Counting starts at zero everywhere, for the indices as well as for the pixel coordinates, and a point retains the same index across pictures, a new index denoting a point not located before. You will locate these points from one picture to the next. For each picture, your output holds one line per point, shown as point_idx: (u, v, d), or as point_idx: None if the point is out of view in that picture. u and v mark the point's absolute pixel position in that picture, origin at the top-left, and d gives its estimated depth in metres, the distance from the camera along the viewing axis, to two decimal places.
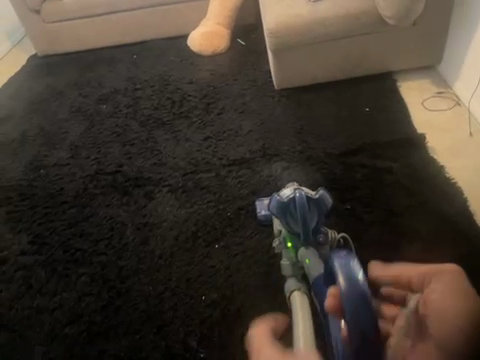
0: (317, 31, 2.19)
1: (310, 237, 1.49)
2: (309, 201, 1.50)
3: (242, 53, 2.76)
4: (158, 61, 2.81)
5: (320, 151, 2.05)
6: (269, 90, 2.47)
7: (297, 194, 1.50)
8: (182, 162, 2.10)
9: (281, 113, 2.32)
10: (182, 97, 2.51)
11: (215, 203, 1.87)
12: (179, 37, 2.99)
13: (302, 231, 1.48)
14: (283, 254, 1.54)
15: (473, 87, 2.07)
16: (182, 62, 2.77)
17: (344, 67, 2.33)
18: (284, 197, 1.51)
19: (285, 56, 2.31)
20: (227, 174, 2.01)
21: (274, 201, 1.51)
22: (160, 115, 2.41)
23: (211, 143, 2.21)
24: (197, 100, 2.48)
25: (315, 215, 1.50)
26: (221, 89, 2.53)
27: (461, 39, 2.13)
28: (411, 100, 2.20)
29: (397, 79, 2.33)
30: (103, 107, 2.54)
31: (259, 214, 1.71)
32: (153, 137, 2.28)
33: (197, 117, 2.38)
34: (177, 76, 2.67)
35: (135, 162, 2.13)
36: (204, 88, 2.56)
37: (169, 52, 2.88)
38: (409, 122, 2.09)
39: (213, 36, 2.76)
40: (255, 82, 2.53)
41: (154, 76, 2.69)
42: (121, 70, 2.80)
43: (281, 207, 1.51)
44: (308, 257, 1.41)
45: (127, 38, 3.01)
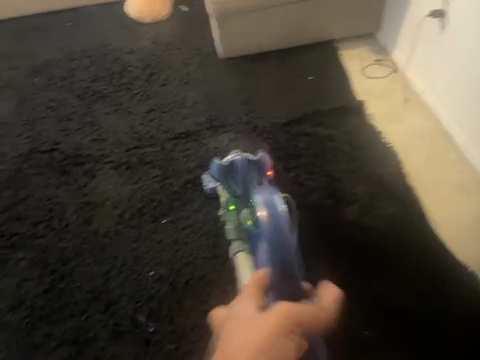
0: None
1: (251, 199, 1.52)
2: (248, 164, 1.58)
3: (184, 20, 2.64)
4: (94, 29, 2.62)
5: (265, 121, 2.05)
6: (213, 60, 2.40)
7: (237, 159, 1.59)
8: (125, 137, 2.02)
9: (226, 83, 2.28)
10: (122, 68, 2.38)
11: (161, 178, 1.83)
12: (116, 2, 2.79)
13: (242, 193, 1.55)
14: (227, 219, 1.55)
15: (408, 54, 2.14)
16: (121, 30, 2.60)
17: (288, 34, 2.31)
18: (225, 163, 1.62)
19: (228, 23, 2.24)
20: (172, 148, 1.96)
21: (216, 167, 1.63)
22: (99, 88, 2.28)
23: (155, 116, 2.13)
24: (139, 71, 2.36)
25: (255, 178, 1.56)
26: (164, 59, 2.43)
27: (398, 6, 2.18)
28: (353, 68, 2.25)
29: (339, 47, 2.35)
30: (35, 80, 2.35)
31: (206, 187, 1.74)
32: (92, 111, 2.16)
33: (139, 89, 2.27)
34: (115, 45, 2.51)
35: (74, 139, 2.02)
36: (146, 58, 2.44)
37: (107, 20, 2.69)
38: (350, 90, 2.14)
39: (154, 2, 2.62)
40: (199, 51, 2.45)
41: (91, 45, 2.52)
42: (53, 39, 2.58)
43: (222, 172, 1.62)
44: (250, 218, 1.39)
45: (57, 3, 2.76)
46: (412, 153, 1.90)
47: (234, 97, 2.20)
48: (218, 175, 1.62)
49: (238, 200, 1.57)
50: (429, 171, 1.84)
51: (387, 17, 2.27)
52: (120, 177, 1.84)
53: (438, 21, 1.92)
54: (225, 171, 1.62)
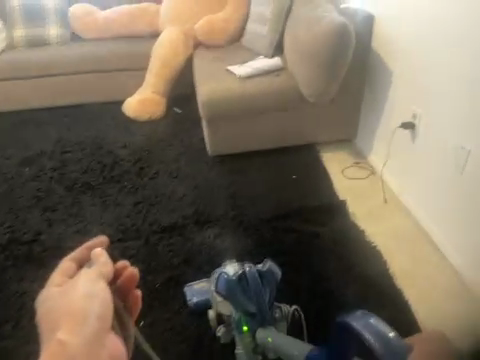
0: (247, 106, 2.36)
1: (264, 316, 1.47)
2: (259, 278, 1.43)
3: (177, 120, 2.82)
4: (91, 125, 2.76)
5: (252, 216, 2.08)
6: (203, 157, 2.52)
7: (245, 270, 1.42)
8: (110, 228, 2.01)
9: (215, 178, 2.36)
10: (114, 161, 2.46)
11: (143, 273, 1.79)
12: (114, 101, 2.98)
13: (257, 310, 1.45)
14: (238, 339, 1.49)
15: (385, 158, 2.30)
16: (117, 126, 2.75)
17: (274, 137, 2.50)
18: (236, 277, 1.40)
19: (219, 126, 2.44)
20: (157, 241, 1.94)
21: (224, 282, 1.40)
22: (88, 179, 2.32)
23: (142, 209, 2.14)
24: (130, 164, 2.44)
25: (266, 292, 1.45)
26: (155, 155, 2.53)
27: (371, 117, 2.41)
28: (333, 169, 2.39)
29: (320, 150, 2.53)
30: (26, 169, 2.39)
31: (190, 302, 1.64)
32: (79, 202, 2.16)
33: (128, 181, 2.32)
34: (110, 139, 2.64)
35: (56, 230, 1.99)
36: (139, 152, 2.54)
37: (103, 116, 2.84)
38: (332, 189, 2.24)
39: (148, 103, 2.78)
40: (189, 149, 2.57)
41: (87, 139, 2.64)
42: (50, 132, 2.70)
43: (232, 289, 1.39)
44: (270, 334, 1.45)
45: (59, 100, 2.93)
46: (397, 251, 1.92)
47: (221, 192, 2.25)
48: (227, 292, 1.40)
49: (249, 317, 1.47)
50: (415, 271, 1.83)
51: (363, 124, 2.49)
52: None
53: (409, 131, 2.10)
54: (235, 287, 1.40)
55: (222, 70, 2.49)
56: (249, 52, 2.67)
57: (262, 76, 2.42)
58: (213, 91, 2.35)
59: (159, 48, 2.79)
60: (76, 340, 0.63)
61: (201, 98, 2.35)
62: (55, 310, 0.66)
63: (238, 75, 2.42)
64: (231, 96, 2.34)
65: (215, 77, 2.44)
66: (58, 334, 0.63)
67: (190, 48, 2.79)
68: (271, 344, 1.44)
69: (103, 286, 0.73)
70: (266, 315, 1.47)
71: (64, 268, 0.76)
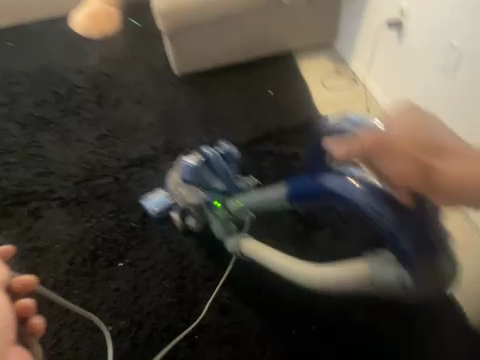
0: (213, 14, 2.04)
1: (233, 190, 1.60)
2: (222, 158, 1.64)
3: (135, 35, 2.46)
4: (36, 48, 2.40)
5: (227, 142, 1.94)
6: (168, 76, 2.26)
7: (208, 155, 1.58)
8: (73, 167, 1.86)
9: (184, 101, 2.15)
10: (70, 89, 2.19)
11: (116, 213, 1.72)
12: (58, 16, 2.56)
13: (226, 186, 1.59)
14: (213, 219, 1.58)
15: (368, 64, 2.09)
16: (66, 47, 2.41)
17: (246, 49, 2.23)
18: (199, 162, 1.56)
19: (183, 41, 2.13)
20: (127, 178, 1.82)
21: (189, 169, 1.54)
22: (42, 113, 2.08)
23: (106, 142, 1.97)
24: (88, 92, 2.19)
25: (230, 168, 1.62)
26: (115, 78, 2.25)
27: (353, 16, 2.12)
28: (312, 80, 2.19)
29: (298, 58, 2.28)
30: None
31: (152, 211, 1.68)
32: (36, 141, 1.97)
33: (88, 112, 2.10)
34: (60, 64, 2.32)
35: (16, 174, 1.84)
36: (95, 77, 2.26)
37: (49, 35, 2.46)
38: (311, 105, 2.08)
39: (101, 18, 2.46)
40: (152, 69, 2.30)
41: (33, 66, 2.31)
42: None
43: (198, 173, 1.55)
44: (241, 199, 1.54)
45: None
46: None
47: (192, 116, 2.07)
48: (194, 177, 1.55)
49: (220, 194, 1.57)
50: None
51: (343, 26, 2.21)
52: (70, 216, 1.72)
53: (397, 36, 1.89)
54: (201, 170, 1.56)
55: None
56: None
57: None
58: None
59: None
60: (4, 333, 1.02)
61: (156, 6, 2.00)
62: None
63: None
64: (191, 2, 2.00)
65: None
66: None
67: None
68: (245, 205, 1.52)
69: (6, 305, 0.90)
70: (234, 188, 1.60)
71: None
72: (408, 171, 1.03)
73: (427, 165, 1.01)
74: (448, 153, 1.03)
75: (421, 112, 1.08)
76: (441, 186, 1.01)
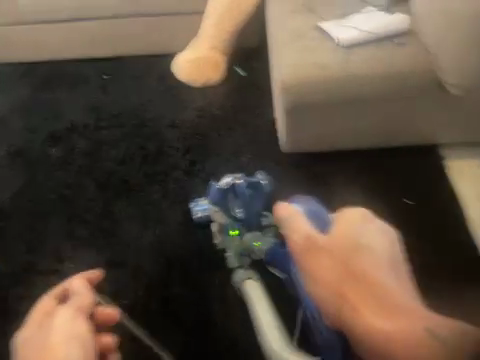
0: (362, 87, 1.49)
1: (253, 223, 1.50)
2: (250, 190, 1.53)
3: (237, 88, 2.26)
4: (134, 87, 2.34)
5: None
6: (265, 136, 1.97)
7: (239, 182, 1.52)
8: (147, 260, 1.57)
9: (288, 190, 1.72)
10: (159, 149, 1.93)
11: (191, 341, 1.40)
12: (156, 57, 2.52)
13: (246, 218, 1.49)
14: (227, 244, 1.51)
15: None
16: (164, 93, 2.26)
17: (383, 135, 1.64)
18: (227, 186, 1.52)
19: (303, 120, 1.59)
20: (207, 291, 1.49)
21: (217, 190, 1.52)
22: (128, 178, 1.81)
23: (191, 231, 1.64)
24: (179, 157, 1.89)
25: (254, 203, 1.52)
26: (209, 135, 2.00)
27: None
28: (465, 192, 1.63)
29: (444, 158, 1.72)
30: (52, 150, 1.96)
31: (195, 217, 1.62)
32: (112, 209, 1.70)
33: (173, 183, 1.79)
34: (156, 113, 2.14)
35: (84, 252, 1.60)
36: (189, 137, 1.99)
37: (149, 74, 2.42)
38: (463, 231, 1.54)
39: (205, 64, 2.27)
40: (253, 127, 2.03)
41: (125, 109, 2.18)
42: (85, 93, 2.33)
43: (224, 197, 1.52)
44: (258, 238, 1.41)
45: (97, 50, 2.53)
46: None
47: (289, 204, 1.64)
48: (219, 198, 1.52)
49: (237, 221, 1.50)
50: None
51: None
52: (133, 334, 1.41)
53: None
54: (227, 193, 1.52)
55: (301, 22, 1.71)
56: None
57: (377, 47, 1.50)
58: (297, 77, 1.49)
59: None
60: None
61: (279, 85, 1.51)
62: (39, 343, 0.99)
63: (337, 43, 1.53)
64: (327, 84, 1.48)
65: (299, 43, 1.59)
66: None
67: None
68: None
69: (87, 332, 1.04)
70: (254, 220, 1.50)
71: (63, 291, 1.15)
72: (329, 277, 0.94)
73: (362, 294, 0.90)
74: (364, 250, 0.96)
75: (388, 230, 1.01)
76: (345, 293, 0.91)
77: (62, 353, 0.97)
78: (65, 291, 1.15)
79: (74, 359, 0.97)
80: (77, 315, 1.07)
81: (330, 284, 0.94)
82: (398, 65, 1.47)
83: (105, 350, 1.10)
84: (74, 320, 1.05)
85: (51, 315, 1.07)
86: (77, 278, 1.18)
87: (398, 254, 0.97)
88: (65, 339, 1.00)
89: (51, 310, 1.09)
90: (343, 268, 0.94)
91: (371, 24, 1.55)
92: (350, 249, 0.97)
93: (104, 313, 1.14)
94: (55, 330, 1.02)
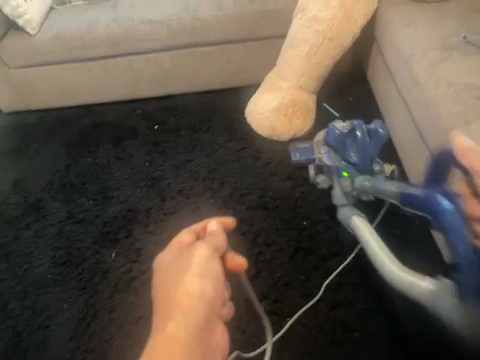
0: None
1: (367, 167, 1.34)
2: (369, 137, 1.34)
3: None
4: (199, 144, 1.80)
5: None
6: (394, 226, 1.45)
7: (358, 128, 1.34)
8: None
9: None
10: (256, 252, 1.41)
11: None
12: (219, 96, 1.96)
13: (362, 163, 1.33)
14: (335, 183, 1.37)
15: None
16: (241, 152, 1.71)
17: None
18: (345, 132, 1.34)
19: None
20: None
21: (334, 135, 1.35)
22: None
23: None
24: (287, 266, 1.37)
25: (372, 148, 1.33)
26: (317, 225, 1.45)
27: None
28: None
29: None
30: (112, 257, 1.48)
31: (293, 158, 1.50)
32: None
33: (289, 314, 1.28)
34: (238, 186, 1.61)
35: None
36: (291, 227, 1.46)
37: (214, 122, 1.87)
38: None
39: (290, 106, 1.65)
40: (371, 209, 1.50)
41: (196, 181, 1.67)
42: (137, 157, 1.82)
43: (341, 142, 1.35)
44: (369, 178, 1.27)
45: (140, 90, 1.96)
46: None
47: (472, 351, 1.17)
48: (336, 144, 1.35)
49: (349, 165, 1.34)
50: None
51: None
52: None
53: None
54: (345, 138, 1.35)
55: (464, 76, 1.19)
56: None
57: None
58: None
59: (315, 10, 1.55)
60: (189, 326, 0.86)
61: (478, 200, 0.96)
62: (177, 270, 0.94)
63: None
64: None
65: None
66: (174, 318, 0.86)
67: (372, 2, 1.53)
68: (369, 189, 1.25)
69: (216, 276, 0.94)
70: (368, 166, 1.33)
71: (199, 229, 1.03)
72: None
73: None
74: None
75: None
76: None
77: (196, 289, 0.90)
78: (203, 229, 1.03)
79: (202, 297, 0.90)
80: (211, 258, 0.94)
81: None
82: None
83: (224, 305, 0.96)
84: (207, 262, 0.94)
85: (188, 249, 0.97)
86: (214, 222, 1.02)
87: None
88: (199, 274, 0.92)
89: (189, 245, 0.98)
90: None
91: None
92: None
93: (234, 261, 0.98)
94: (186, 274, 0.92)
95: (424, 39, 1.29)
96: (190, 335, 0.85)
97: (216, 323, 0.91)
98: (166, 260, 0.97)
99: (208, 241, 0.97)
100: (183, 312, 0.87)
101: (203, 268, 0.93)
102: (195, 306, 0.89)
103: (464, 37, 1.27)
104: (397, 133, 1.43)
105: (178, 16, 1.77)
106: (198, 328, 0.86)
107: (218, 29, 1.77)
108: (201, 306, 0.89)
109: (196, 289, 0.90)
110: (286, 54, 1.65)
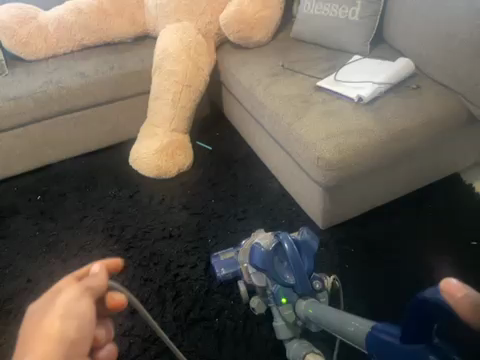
0: (396, 150, 1.33)
1: (306, 287, 1.18)
2: (297, 248, 1.21)
3: (214, 164, 1.94)
4: (90, 201, 1.85)
5: None
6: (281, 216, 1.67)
7: (283, 240, 1.20)
8: None
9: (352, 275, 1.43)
10: (172, 276, 1.50)
11: None
12: (100, 155, 2.07)
13: (298, 281, 1.17)
14: (276, 311, 1.28)
15: None
16: (134, 197, 1.83)
17: (413, 183, 1.54)
18: (271, 248, 1.22)
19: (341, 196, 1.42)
20: None
21: (259, 252, 1.21)
22: (155, 335, 1.37)
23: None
24: (203, 277, 1.49)
25: (304, 262, 1.21)
26: (218, 237, 1.63)
27: None
28: None
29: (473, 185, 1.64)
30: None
31: (218, 275, 1.43)
32: None
33: (216, 316, 1.39)
34: (139, 226, 1.71)
35: None
36: (198, 245, 1.61)
37: (101, 178, 1.95)
38: None
39: (169, 147, 1.87)
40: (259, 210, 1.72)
41: (95, 234, 1.70)
42: (24, 229, 1.75)
43: (269, 263, 1.20)
44: (311, 305, 1.14)
45: (15, 166, 1.94)
46: None
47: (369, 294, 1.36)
48: (264, 265, 1.20)
49: (286, 289, 1.25)
50: None
51: None
52: None
53: None
54: (272, 256, 1.22)
55: (294, 86, 1.56)
56: (301, 46, 1.78)
57: (395, 98, 1.40)
58: (338, 150, 1.29)
59: (169, 66, 1.86)
60: None
61: (318, 162, 1.30)
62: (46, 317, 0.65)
63: (356, 99, 1.40)
64: (368, 149, 1.30)
65: (311, 113, 1.42)
66: None
67: (213, 54, 1.91)
68: (312, 317, 1.12)
69: (88, 316, 0.68)
70: (307, 286, 1.17)
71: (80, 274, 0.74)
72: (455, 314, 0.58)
73: None
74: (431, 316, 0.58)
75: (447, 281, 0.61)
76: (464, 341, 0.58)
77: (57, 333, 0.64)
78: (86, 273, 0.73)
79: (64, 346, 0.64)
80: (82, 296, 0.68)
81: None
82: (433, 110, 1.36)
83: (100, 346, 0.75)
84: (75, 301, 0.67)
85: (57, 288, 0.69)
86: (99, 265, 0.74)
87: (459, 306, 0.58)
88: (66, 314, 0.66)
89: (63, 285, 0.69)
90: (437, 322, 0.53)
91: (381, 72, 1.45)
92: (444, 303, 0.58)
93: (114, 300, 0.74)
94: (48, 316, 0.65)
95: (258, 72, 1.69)
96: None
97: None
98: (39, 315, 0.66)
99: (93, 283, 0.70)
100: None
101: (77, 306, 0.67)
102: (55, 351, 0.63)
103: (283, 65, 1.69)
104: (259, 147, 1.76)
105: (42, 88, 1.85)
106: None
107: (86, 94, 1.91)
108: (61, 354, 0.63)
109: (63, 330, 0.64)
110: (154, 104, 1.91)
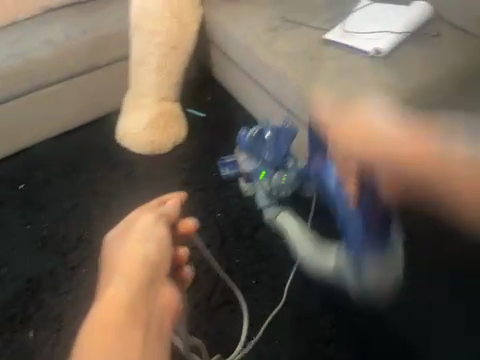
0: None
1: (280, 163, 1.49)
2: (276, 136, 1.46)
3: (212, 131, 1.79)
4: (80, 185, 1.68)
5: None
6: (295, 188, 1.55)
7: (265, 131, 1.49)
8: None
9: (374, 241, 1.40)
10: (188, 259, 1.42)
11: None
12: (84, 132, 1.86)
13: (274, 157, 1.47)
14: (257, 187, 1.51)
15: None
16: (129, 176, 1.67)
17: None
18: (254, 136, 1.50)
19: None
20: None
21: (245, 140, 1.52)
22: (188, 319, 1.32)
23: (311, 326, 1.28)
24: (220, 256, 1.43)
25: (283, 146, 1.46)
26: (229, 211, 1.54)
27: None
28: None
29: None
30: (31, 336, 1.31)
31: (222, 174, 1.63)
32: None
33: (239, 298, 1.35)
34: (140, 208, 1.58)
35: None
36: (208, 224, 1.51)
37: (87, 157, 1.77)
38: None
39: (161, 118, 1.69)
40: None
41: (93, 221, 1.56)
42: (13, 222, 1.59)
43: (251, 146, 1.51)
44: (284, 173, 1.48)
45: None
46: None
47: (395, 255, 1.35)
48: (249, 148, 1.52)
49: (264, 162, 1.49)
50: None
51: None
52: None
53: None
54: (255, 142, 1.51)
55: (299, 41, 1.40)
56: None
57: (410, 50, 1.29)
58: None
59: (150, 24, 1.63)
60: (129, 294, 0.70)
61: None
62: (125, 243, 0.81)
63: (373, 53, 1.29)
64: None
65: (323, 73, 1.29)
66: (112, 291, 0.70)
67: (199, 9, 1.69)
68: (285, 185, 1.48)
69: (163, 239, 0.83)
70: (281, 160, 1.48)
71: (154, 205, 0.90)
72: (411, 153, 0.81)
73: (417, 158, 0.81)
74: (389, 140, 0.83)
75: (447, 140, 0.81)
76: (423, 162, 0.80)
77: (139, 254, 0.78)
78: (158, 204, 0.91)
79: (143, 270, 0.76)
80: (158, 221, 0.85)
81: (429, 177, 0.80)
82: (455, 57, 1.26)
83: (182, 266, 0.88)
84: (154, 226, 0.84)
85: (131, 223, 0.85)
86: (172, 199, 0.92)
87: (404, 129, 0.84)
88: (143, 238, 0.81)
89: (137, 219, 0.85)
90: (412, 142, 0.82)
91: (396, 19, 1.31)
92: (423, 133, 0.83)
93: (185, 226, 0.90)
94: (127, 243, 0.80)
95: (254, 27, 1.51)
96: (136, 295, 0.71)
97: (146, 299, 0.72)
98: (111, 244, 0.82)
99: (163, 211, 0.88)
100: (123, 273, 0.74)
101: (149, 230, 0.83)
102: (141, 271, 0.75)
103: (282, 18, 1.51)
104: (259, 111, 1.62)
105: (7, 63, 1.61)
106: (144, 294, 0.72)
107: (58, 66, 1.67)
108: (146, 270, 0.76)
109: (142, 249, 0.79)
110: (137, 71, 1.70)
